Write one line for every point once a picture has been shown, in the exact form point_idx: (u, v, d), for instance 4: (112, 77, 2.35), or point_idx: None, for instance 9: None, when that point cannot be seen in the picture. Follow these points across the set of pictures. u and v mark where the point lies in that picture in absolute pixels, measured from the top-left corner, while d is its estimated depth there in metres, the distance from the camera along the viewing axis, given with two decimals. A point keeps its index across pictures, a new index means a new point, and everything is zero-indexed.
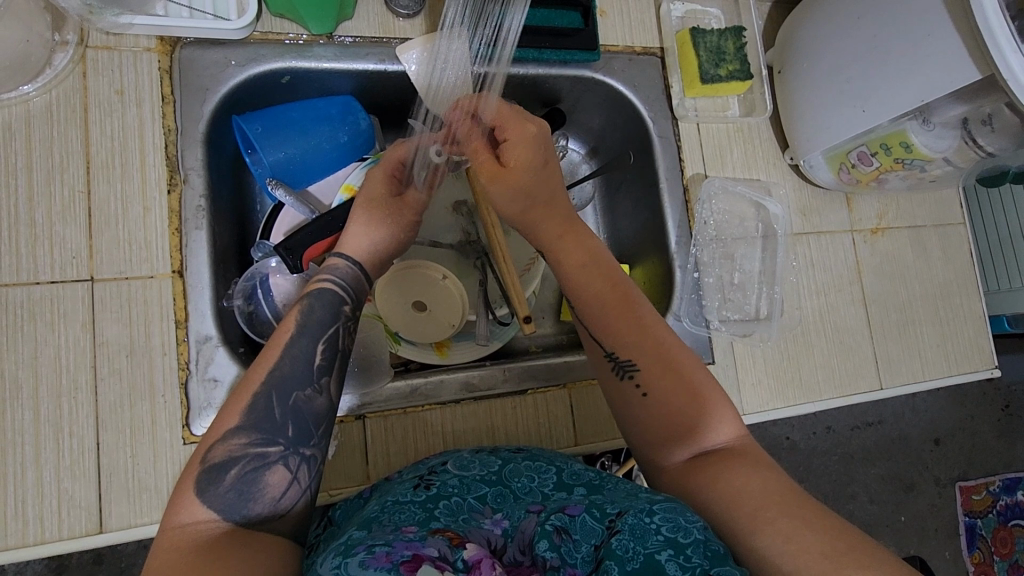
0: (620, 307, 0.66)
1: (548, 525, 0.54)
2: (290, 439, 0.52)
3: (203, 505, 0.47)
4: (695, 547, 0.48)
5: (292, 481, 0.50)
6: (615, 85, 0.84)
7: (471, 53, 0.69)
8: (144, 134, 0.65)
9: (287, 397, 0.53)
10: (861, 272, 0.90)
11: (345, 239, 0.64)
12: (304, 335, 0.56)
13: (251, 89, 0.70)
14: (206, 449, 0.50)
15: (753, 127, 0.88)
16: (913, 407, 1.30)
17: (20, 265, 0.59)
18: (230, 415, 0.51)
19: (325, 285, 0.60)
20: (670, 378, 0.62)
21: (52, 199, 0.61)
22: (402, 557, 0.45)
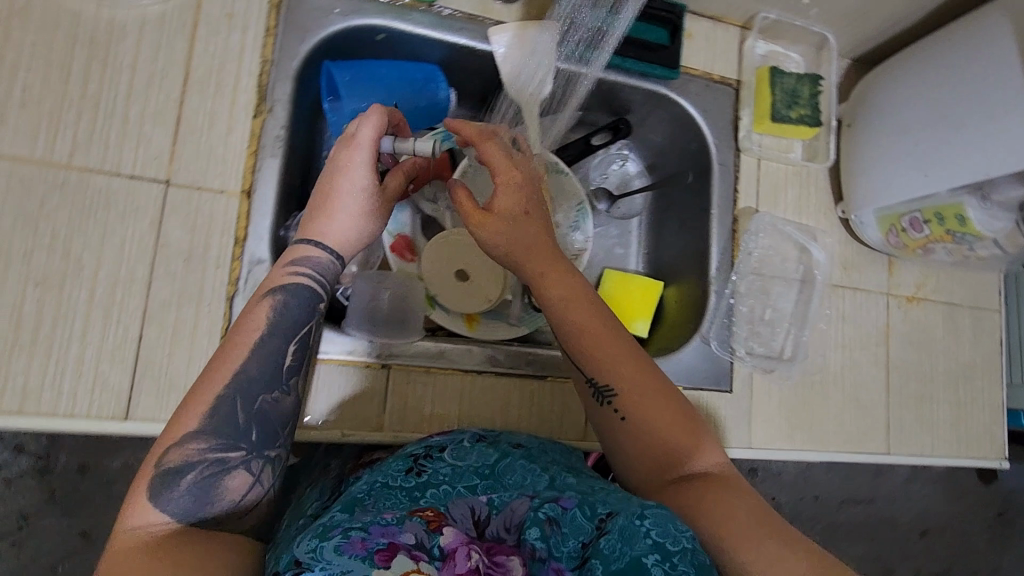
0: (596, 337, 0.62)
1: (539, 513, 0.52)
2: (254, 443, 0.52)
3: (159, 509, 0.46)
4: (682, 556, 0.47)
5: (252, 484, 0.51)
6: (687, 106, 0.86)
7: (568, 54, 0.79)
8: (242, 59, 0.68)
9: (253, 400, 0.52)
10: (890, 336, 0.91)
11: (320, 228, 0.61)
12: (274, 334, 0.56)
13: (347, 39, 0.73)
14: (161, 453, 0.49)
15: (812, 173, 0.90)
16: (908, 492, 1.29)
17: (107, 155, 0.62)
18: (190, 418, 0.50)
19: (302, 281, 0.59)
20: (646, 408, 0.60)
21: (147, 100, 0.64)
22: (378, 546, 0.45)
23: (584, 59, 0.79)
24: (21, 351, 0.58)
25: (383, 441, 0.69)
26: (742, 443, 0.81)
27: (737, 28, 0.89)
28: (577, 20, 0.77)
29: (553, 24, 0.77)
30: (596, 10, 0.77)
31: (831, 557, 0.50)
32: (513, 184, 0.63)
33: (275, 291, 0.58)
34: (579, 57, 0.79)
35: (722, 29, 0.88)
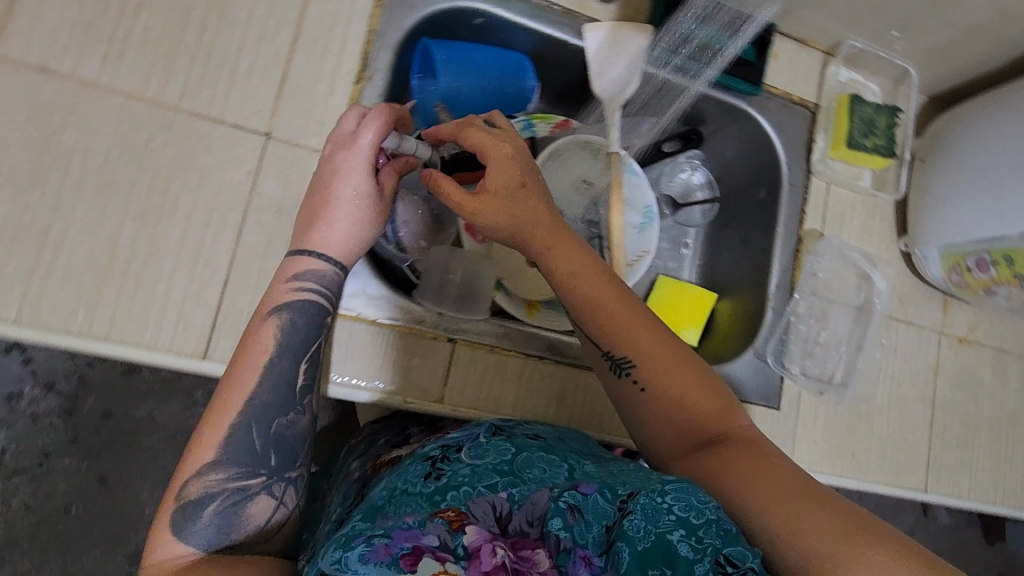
0: (610, 310, 0.61)
1: (560, 502, 0.49)
2: (274, 467, 0.53)
3: (185, 542, 0.48)
4: (707, 528, 0.46)
5: (276, 506, 0.53)
6: (764, 123, 0.87)
7: (680, 69, 0.80)
8: (350, 25, 0.70)
9: (268, 425, 0.54)
10: (938, 374, 0.91)
11: (314, 235, 0.61)
12: (285, 356, 0.57)
13: (447, 19, 0.75)
14: (181, 486, 0.50)
15: (879, 203, 0.90)
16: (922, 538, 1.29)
17: (214, 102, 0.64)
18: (205, 449, 0.51)
19: (310, 299, 0.59)
20: (666, 376, 0.60)
21: (257, 54, 0.66)
22: (403, 549, 0.42)
23: (692, 74, 0.81)
24: (114, 279, 0.60)
25: (441, 412, 0.70)
26: None
27: (821, 52, 0.90)
28: (693, 36, 0.78)
29: (666, 37, 0.79)
30: (711, 26, 0.78)
31: (860, 510, 0.49)
32: (505, 159, 0.61)
33: (281, 309, 0.58)
34: (689, 71, 0.81)
35: (807, 53, 0.89)
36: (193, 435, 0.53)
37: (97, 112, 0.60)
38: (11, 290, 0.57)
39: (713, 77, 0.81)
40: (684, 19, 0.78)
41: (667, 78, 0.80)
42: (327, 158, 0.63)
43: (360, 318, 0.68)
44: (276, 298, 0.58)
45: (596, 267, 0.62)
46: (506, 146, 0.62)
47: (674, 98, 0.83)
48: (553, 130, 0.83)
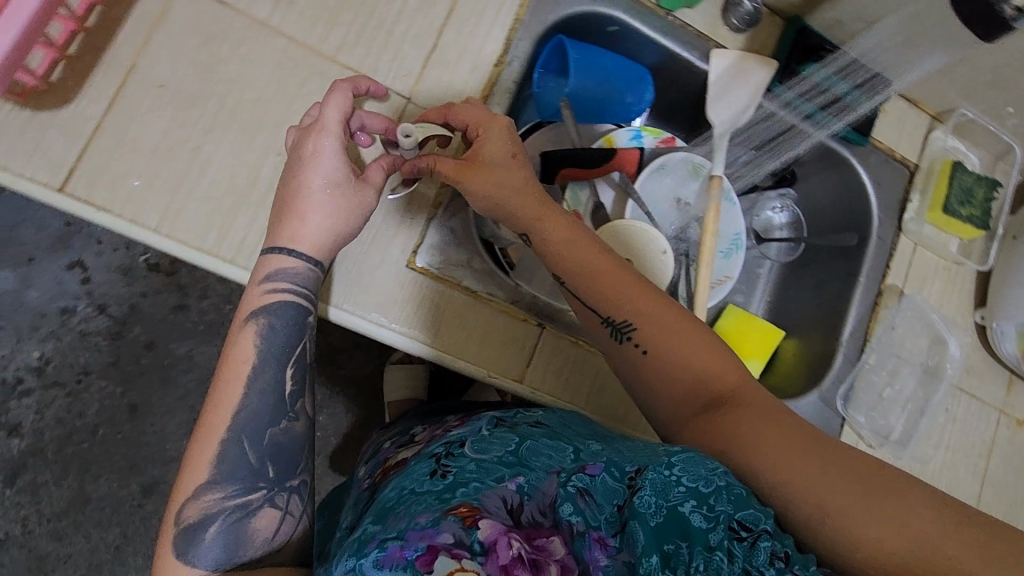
0: (610, 277, 0.62)
1: (569, 487, 0.50)
2: (273, 480, 0.56)
3: (196, 563, 0.52)
4: (717, 496, 0.49)
5: (279, 516, 0.55)
6: (862, 174, 0.88)
7: (808, 116, 0.84)
8: (500, 12, 0.73)
9: (261, 437, 0.56)
10: (993, 451, 0.91)
11: (287, 232, 0.60)
12: (266, 363, 0.58)
13: (584, 21, 0.78)
14: (180, 508, 0.53)
15: (962, 271, 0.91)
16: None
17: (366, 59, 0.67)
18: (200, 469, 0.54)
19: (284, 299, 0.60)
20: (669, 341, 0.61)
21: (413, 23, 0.69)
22: (417, 551, 0.43)
23: (819, 121, 0.84)
24: (246, 209, 0.62)
25: (520, 392, 0.72)
26: None
27: (929, 116, 0.92)
28: (823, 88, 0.83)
29: (800, 84, 0.83)
30: (841, 83, 0.83)
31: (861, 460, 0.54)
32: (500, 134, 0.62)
33: (254, 314, 0.59)
34: (818, 118, 0.84)
35: (916, 114, 0.91)
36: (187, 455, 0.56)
37: (262, 51, 0.64)
38: (154, 201, 0.60)
39: (836, 127, 0.85)
40: (816, 71, 0.82)
41: (794, 122, 0.84)
42: (290, 152, 0.61)
43: (451, 282, 0.70)
44: (251, 304, 0.59)
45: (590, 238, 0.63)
46: (502, 118, 0.63)
47: (795, 142, 0.87)
48: (659, 145, 0.85)
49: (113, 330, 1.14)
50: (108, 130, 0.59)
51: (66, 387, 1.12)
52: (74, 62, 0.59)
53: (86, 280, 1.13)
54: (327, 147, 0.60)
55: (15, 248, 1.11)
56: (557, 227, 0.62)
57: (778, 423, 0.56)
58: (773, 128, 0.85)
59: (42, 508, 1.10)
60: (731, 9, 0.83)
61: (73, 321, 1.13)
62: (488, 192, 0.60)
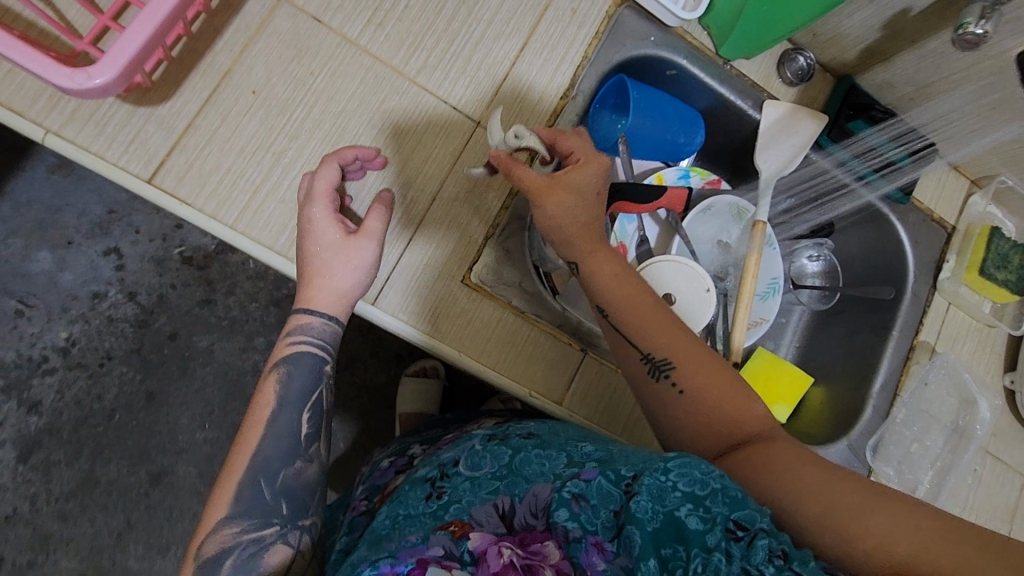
0: (648, 313, 0.62)
1: (564, 492, 0.52)
2: (286, 516, 0.57)
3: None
4: (713, 498, 0.48)
5: (289, 555, 0.56)
6: (901, 231, 0.90)
7: (860, 175, 0.86)
8: (570, 48, 0.77)
9: (276, 476, 0.57)
10: (1014, 517, 0.91)
11: (309, 292, 0.63)
12: (284, 408, 0.60)
13: (647, 64, 0.82)
14: (200, 543, 0.55)
15: (994, 333, 0.93)
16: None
17: (443, 83, 0.71)
18: (220, 506, 0.56)
19: (303, 348, 0.63)
20: (704, 375, 0.60)
21: (489, 52, 0.73)
22: (408, 566, 0.49)
23: (869, 183, 0.87)
24: None
25: (559, 414, 0.73)
26: None
27: (968, 181, 0.94)
28: (876, 152, 0.86)
29: (855, 145, 0.86)
30: (894, 148, 0.85)
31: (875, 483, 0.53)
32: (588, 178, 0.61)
33: (275, 365, 0.62)
34: (870, 181, 0.87)
35: (956, 177, 0.94)
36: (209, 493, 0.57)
37: (346, 67, 0.67)
38: (234, 200, 0.63)
39: (885, 189, 0.87)
40: (870, 135, 0.86)
41: (847, 181, 0.87)
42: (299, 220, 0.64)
43: (495, 294, 0.71)
44: (275, 356, 0.63)
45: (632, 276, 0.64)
46: (604, 156, 0.61)
47: (845, 198, 0.90)
48: (705, 185, 0.88)
49: (140, 318, 1.16)
50: (198, 129, 0.63)
51: (88, 370, 1.14)
52: (174, 63, 0.62)
53: (120, 267, 1.15)
54: (317, 214, 0.62)
55: (55, 230, 1.14)
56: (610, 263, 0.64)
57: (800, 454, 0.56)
58: (825, 183, 0.89)
59: (53, 487, 1.11)
60: (786, 63, 0.86)
61: (102, 306, 1.15)
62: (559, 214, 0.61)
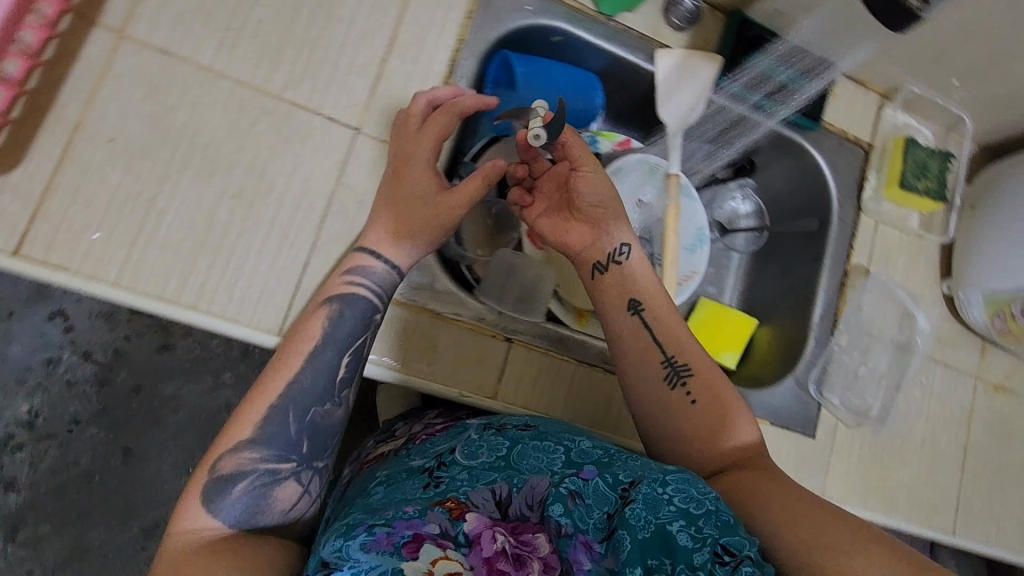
0: (672, 326, 0.68)
1: (561, 488, 0.53)
2: (304, 456, 0.58)
3: (211, 515, 0.54)
4: (706, 518, 0.50)
5: (300, 492, 0.58)
6: (818, 158, 0.90)
7: (755, 102, 0.85)
8: (443, 34, 0.74)
9: (304, 414, 0.58)
10: (972, 418, 0.92)
11: (381, 231, 0.64)
12: (329, 347, 0.61)
13: (529, 35, 0.79)
14: (217, 461, 0.55)
15: (926, 244, 0.92)
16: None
17: (312, 94, 0.67)
18: (246, 427, 0.57)
19: (360, 293, 0.63)
20: (716, 392, 0.65)
21: (356, 53, 0.69)
22: (403, 539, 0.49)
23: (771, 111, 0.86)
24: (208, 252, 0.63)
25: (495, 408, 0.72)
26: (816, 488, 0.83)
27: (878, 95, 0.93)
28: (769, 76, 0.84)
29: (745, 75, 0.84)
30: (785, 70, 0.84)
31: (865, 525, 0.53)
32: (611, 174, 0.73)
33: (328, 298, 0.62)
34: (768, 109, 0.86)
35: (865, 94, 0.92)
36: (230, 413, 0.58)
37: (208, 96, 0.64)
38: (113, 256, 0.60)
39: (784, 112, 0.86)
40: (760, 60, 0.84)
41: (744, 112, 0.85)
42: (399, 154, 0.66)
43: (405, 301, 0.70)
44: (329, 291, 0.63)
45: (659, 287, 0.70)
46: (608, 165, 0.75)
47: (745, 131, 0.88)
48: (615, 148, 0.87)
49: (101, 376, 1.14)
50: (62, 189, 0.60)
51: (58, 438, 1.12)
52: (19, 125, 0.59)
53: (69, 328, 1.13)
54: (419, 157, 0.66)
55: None
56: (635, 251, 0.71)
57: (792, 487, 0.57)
58: (724, 119, 0.87)
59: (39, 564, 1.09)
60: (671, 8, 0.84)
61: (60, 371, 1.12)
62: (598, 194, 0.71)
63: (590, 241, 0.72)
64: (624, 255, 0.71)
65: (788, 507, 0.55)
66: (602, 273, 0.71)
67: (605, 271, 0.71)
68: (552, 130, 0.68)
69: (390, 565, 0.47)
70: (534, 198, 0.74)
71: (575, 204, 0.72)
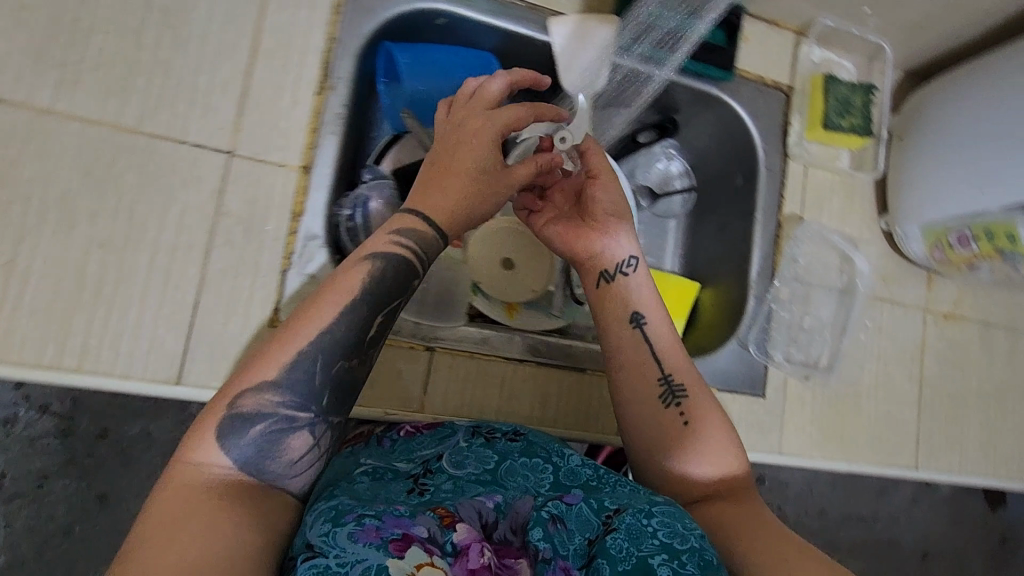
0: (672, 345, 0.68)
1: (543, 512, 0.54)
2: (323, 409, 0.54)
3: (222, 450, 0.49)
4: (689, 554, 0.49)
5: (309, 448, 0.53)
6: (737, 108, 0.85)
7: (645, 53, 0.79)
8: (310, 35, 0.68)
9: (332, 367, 0.54)
10: (924, 352, 0.91)
11: (430, 197, 0.61)
12: (363, 303, 0.56)
13: (410, 22, 0.74)
14: (236, 396, 0.51)
15: (858, 182, 0.90)
16: (910, 516, 1.34)
17: (172, 121, 0.63)
18: (272, 367, 0.52)
19: (408, 253, 0.59)
20: (710, 414, 0.65)
21: (214, 70, 0.64)
22: (392, 535, 0.47)
23: (684, 70, 0.82)
24: (84, 309, 0.59)
25: (424, 421, 0.71)
26: (774, 447, 0.82)
27: (793, 33, 0.88)
28: (660, 21, 0.78)
29: (633, 23, 0.78)
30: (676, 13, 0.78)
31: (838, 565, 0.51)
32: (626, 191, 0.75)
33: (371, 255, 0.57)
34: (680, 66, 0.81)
35: (778, 33, 0.88)
36: (255, 350, 0.53)
37: (57, 141, 0.59)
38: None
39: (679, 61, 0.80)
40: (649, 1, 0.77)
41: (634, 66, 0.79)
42: (461, 123, 0.63)
43: None
44: (373, 246, 0.58)
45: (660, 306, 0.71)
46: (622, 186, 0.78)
47: (641, 87, 0.82)
48: None
49: None
50: None
51: None
52: None
53: None
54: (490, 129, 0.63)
55: None
56: (641, 267, 0.72)
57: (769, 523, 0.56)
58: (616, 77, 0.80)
59: None
60: None
61: None
62: (613, 202, 0.72)
63: (596, 248, 0.71)
64: (631, 268, 0.71)
65: (764, 536, 0.55)
66: (608, 283, 0.71)
67: (611, 281, 0.71)
68: (580, 140, 0.74)
69: (376, 559, 0.44)
70: (544, 204, 0.73)
71: (586, 209, 0.72)
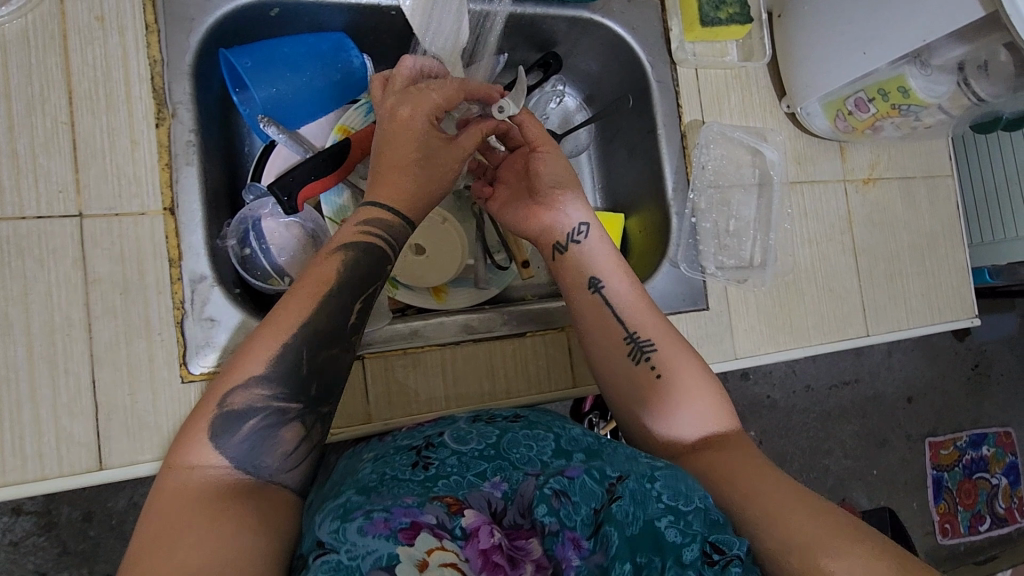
0: (636, 305, 0.68)
1: (546, 489, 0.50)
2: (311, 398, 0.52)
3: (214, 448, 0.48)
4: (695, 514, 0.49)
5: (303, 438, 0.52)
6: (614, 27, 0.82)
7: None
8: (129, 64, 0.62)
9: (313, 353, 0.53)
10: (852, 222, 0.91)
11: (382, 188, 0.60)
12: (336, 287, 0.55)
13: (239, 21, 0.67)
14: (224, 395, 0.50)
15: (751, 72, 0.88)
16: (888, 365, 1.43)
17: (5, 199, 0.58)
18: (253, 362, 0.51)
19: (376, 239, 0.59)
20: (682, 367, 0.64)
21: (33, 130, 0.59)
22: (401, 524, 0.47)
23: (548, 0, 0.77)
24: None
25: (374, 431, 0.69)
26: (728, 355, 0.82)
27: None
28: None
29: None
30: None
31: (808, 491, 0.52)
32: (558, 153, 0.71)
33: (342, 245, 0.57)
34: None
35: None
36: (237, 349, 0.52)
37: None
38: None
39: None
40: None
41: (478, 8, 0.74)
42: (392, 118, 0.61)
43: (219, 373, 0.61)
44: (345, 237, 0.58)
45: (621, 267, 0.70)
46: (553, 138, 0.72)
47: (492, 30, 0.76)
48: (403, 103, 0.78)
49: None
50: None
51: None
52: None
53: None
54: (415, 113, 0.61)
55: None
56: (593, 232, 0.71)
57: (756, 459, 0.57)
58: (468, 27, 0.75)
59: None
60: None
61: None
62: (552, 170, 0.70)
63: (540, 221, 0.71)
64: (582, 235, 0.71)
65: (750, 473, 0.54)
66: (561, 255, 0.71)
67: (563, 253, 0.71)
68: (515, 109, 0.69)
69: (387, 548, 0.45)
70: (495, 189, 0.75)
71: (531, 180, 0.71)
